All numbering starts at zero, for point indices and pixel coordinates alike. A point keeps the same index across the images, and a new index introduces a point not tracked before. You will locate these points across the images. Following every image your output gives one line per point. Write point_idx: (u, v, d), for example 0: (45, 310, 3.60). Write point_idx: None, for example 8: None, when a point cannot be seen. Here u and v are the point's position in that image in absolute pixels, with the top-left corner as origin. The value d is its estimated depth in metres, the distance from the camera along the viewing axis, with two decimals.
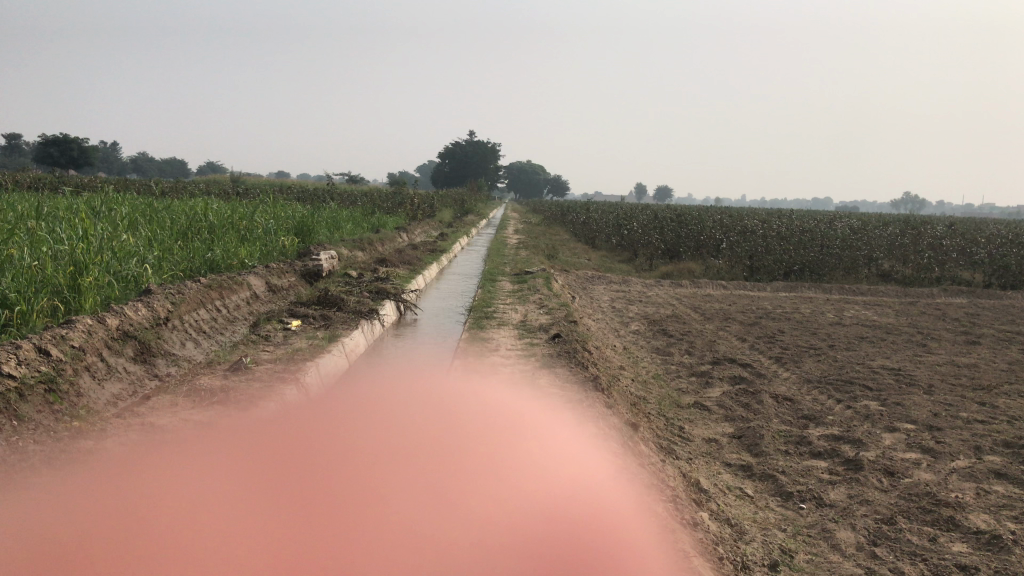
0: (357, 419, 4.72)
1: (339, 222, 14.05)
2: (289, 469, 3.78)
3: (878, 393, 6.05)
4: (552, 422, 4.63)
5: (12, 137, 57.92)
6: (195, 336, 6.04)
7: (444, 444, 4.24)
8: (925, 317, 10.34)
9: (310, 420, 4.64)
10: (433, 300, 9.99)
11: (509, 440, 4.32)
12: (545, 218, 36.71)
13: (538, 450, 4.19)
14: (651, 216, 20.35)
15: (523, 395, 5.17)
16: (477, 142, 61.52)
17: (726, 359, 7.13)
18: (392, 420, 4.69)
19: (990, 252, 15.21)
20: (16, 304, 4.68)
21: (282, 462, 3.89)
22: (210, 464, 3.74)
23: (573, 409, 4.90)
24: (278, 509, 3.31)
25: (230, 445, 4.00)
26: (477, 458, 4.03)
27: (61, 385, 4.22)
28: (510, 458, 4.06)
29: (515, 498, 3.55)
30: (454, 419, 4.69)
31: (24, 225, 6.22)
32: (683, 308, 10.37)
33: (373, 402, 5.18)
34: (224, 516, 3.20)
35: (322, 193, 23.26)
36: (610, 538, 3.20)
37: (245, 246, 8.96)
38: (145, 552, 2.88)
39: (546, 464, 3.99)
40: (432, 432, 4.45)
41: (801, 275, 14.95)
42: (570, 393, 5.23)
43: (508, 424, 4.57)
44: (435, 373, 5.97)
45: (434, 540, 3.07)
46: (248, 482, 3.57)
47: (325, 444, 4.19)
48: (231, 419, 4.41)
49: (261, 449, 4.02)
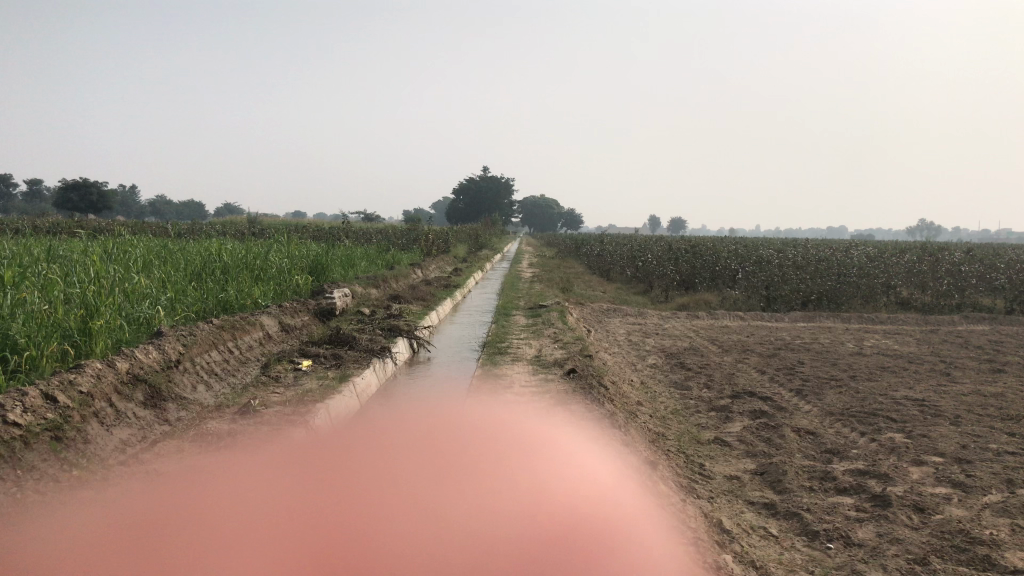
0: (368, 446, 4.98)
1: (354, 259, 14.08)
2: (316, 491, 4.01)
3: (903, 426, 5.88)
4: (559, 445, 4.82)
5: (34, 184, 59.03)
6: (206, 379, 5.98)
7: (453, 467, 4.45)
8: (948, 345, 10.14)
9: (324, 448, 4.87)
10: (447, 336, 9.91)
11: (528, 461, 4.52)
12: (561, 250, 36.83)
13: (543, 472, 4.35)
14: (665, 247, 20.33)
15: (534, 422, 5.35)
16: (490, 178, 61.96)
17: (746, 392, 6.98)
18: (401, 447, 4.95)
19: (1011, 277, 14.97)
20: (24, 350, 4.64)
21: (296, 484, 4.12)
22: (231, 484, 3.99)
23: (587, 432, 5.09)
24: (292, 525, 3.54)
25: (249, 469, 4.25)
26: (495, 479, 4.25)
27: (68, 431, 4.16)
28: (512, 477, 4.27)
29: (512, 513, 3.75)
30: (464, 444, 4.89)
31: (36, 268, 6.22)
32: (700, 340, 10.23)
33: (386, 432, 5.40)
34: (241, 530, 3.43)
35: (338, 231, 23.41)
36: (604, 552, 3.37)
37: (259, 286, 8.93)
38: (167, 558, 3.12)
39: (558, 486, 4.13)
40: (441, 457, 4.67)
41: (819, 304, 14.78)
42: (586, 418, 5.42)
43: (516, 448, 4.76)
44: (451, 403, 6.17)
45: (433, 550, 3.28)
46: (263, 500, 3.82)
47: (336, 471, 4.41)
48: (251, 446, 4.65)
49: (276, 470, 4.29)
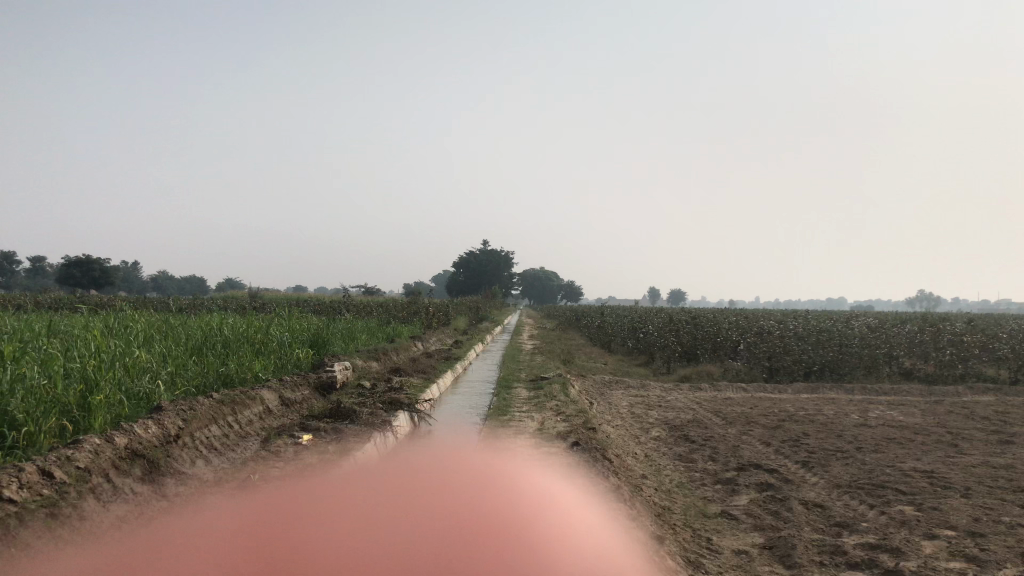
0: (373, 500, 5.37)
1: (354, 332, 14.07)
2: (315, 535, 4.42)
3: (913, 497, 5.79)
4: (552, 500, 5.14)
5: (37, 260, 59.39)
6: (206, 454, 5.90)
7: (448, 519, 4.80)
8: (954, 415, 10.05)
9: (330, 497, 5.27)
10: (448, 409, 9.82)
11: (519, 513, 4.86)
12: (561, 322, 36.84)
13: (531, 522, 4.66)
14: (666, 318, 20.35)
15: (532, 480, 5.67)
16: (490, 251, 62.40)
17: (752, 464, 6.89)
18: (404, 503, 5.31)
19: (1013, 346, 14.94)
20: (22, 425, 4.59)
21: (297, 527, 4.53)
22: (239, 527, 4.42)
23: (579, 489, 5.41)
24: (285, 560, 3.94)
25: (257, 515, 4.68)
26: (486, 522, 4.69)
27: (64, 507, 4.08)
28: (500, 526, 4.59)
29: (490, 557, 4.07)
30: (465, 499, 5.24)
31: (37, 343, 6.21)
32: (703, 412, 10.15)
33: (394, 488, 5.77)
34: (239, 563, 3.85)
35: (338, 305, 23.45)
36: None
37: (259, 360, 8.90)
38: None
39: (540, 534, 4.45)
40: (440, 511, 5.02)
41: (822, 375, 14.71)
42: (582, 478, 5.72)
43: (510, 502, 5.10)
44: (457, 464, 6.51)
45: None
46: (265, 540, 4.24)
47: (339, 519, 4.81)
48: (261, 497, 5.06)
49: (283, 515, 4.72)
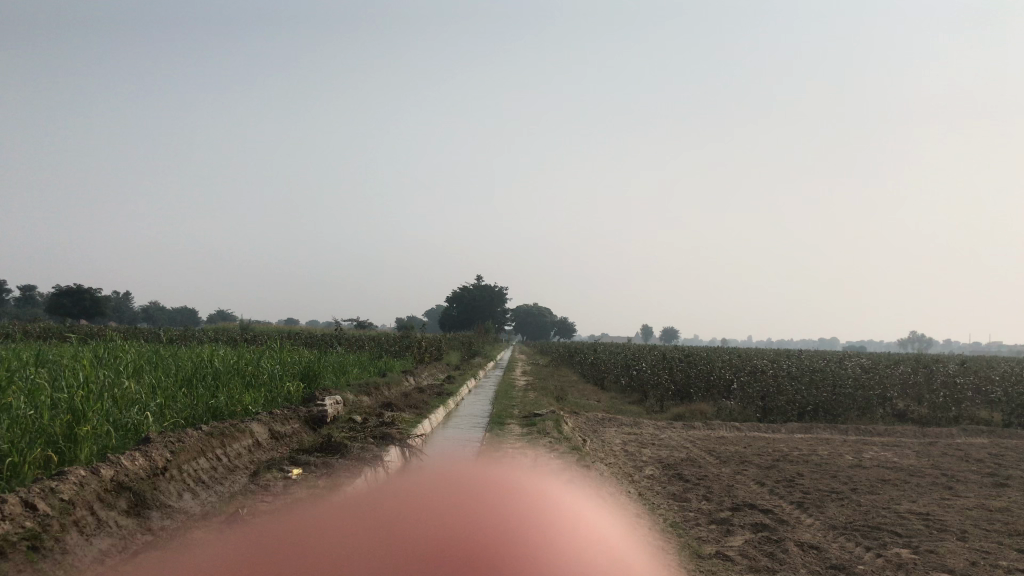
0: (361, 524, 5.57)
1: (346, 366, 13.98)
2: (300, 553, 4.64)
3: (910, 540, 5.72)
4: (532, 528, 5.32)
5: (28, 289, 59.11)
6: (193, 487, 5.80)
7: (430, 545, 5.00)
8: (948, 457, 9.99)
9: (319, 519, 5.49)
10: (440, 445, 9.70)
11: (499, 539, 5.05)
12: (554, 358, 36.77)
13: (507, 548, 4.85)
14: (660, 356, 20.34)
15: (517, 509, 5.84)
16: (484, 286, 62.42)
17: (746, 504, 6.82)
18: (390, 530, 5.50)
19: (1006, 389, 14.93)
20: (7, 455, 4.52)
21: (284, 545, 4.77)
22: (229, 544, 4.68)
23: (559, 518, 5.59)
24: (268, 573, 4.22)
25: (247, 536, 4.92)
26: (465, 547, 4.88)
27: (46, 540, 4.00)
28: (476, 551, 4.78)
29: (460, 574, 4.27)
30: (450, 527, 5.44)
31: (24, 372, 6.14)
32: (697, 451, 10.07)
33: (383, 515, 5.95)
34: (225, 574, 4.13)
35: (330, 338, 23.34)
36: None
37: (250, 393, 8.81)
38: None
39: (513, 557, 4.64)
40: (424, 538, 5.20)
41: (816, 415, 14.64)
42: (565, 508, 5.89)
43: (492, 529, 5.29)
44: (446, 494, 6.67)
45: None
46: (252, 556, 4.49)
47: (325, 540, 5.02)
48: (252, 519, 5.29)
49: (271, 535, 4.95)
